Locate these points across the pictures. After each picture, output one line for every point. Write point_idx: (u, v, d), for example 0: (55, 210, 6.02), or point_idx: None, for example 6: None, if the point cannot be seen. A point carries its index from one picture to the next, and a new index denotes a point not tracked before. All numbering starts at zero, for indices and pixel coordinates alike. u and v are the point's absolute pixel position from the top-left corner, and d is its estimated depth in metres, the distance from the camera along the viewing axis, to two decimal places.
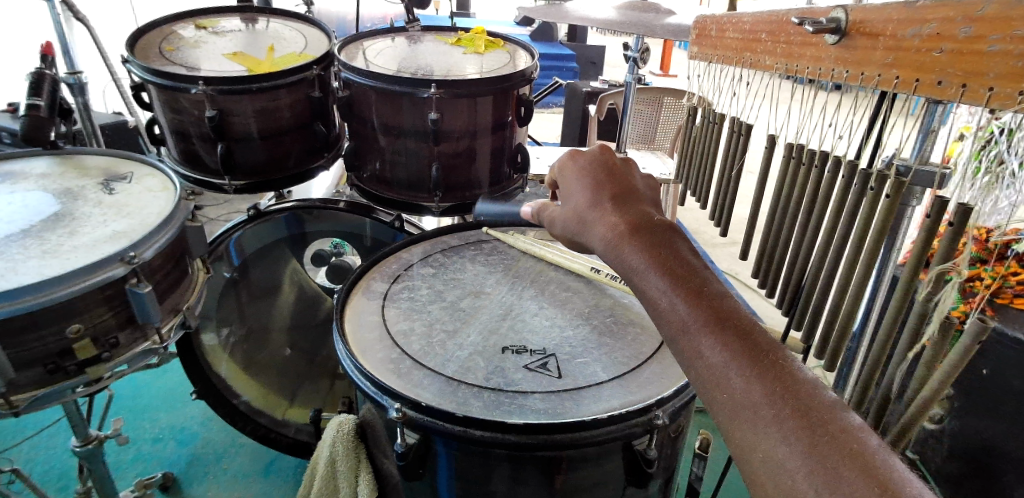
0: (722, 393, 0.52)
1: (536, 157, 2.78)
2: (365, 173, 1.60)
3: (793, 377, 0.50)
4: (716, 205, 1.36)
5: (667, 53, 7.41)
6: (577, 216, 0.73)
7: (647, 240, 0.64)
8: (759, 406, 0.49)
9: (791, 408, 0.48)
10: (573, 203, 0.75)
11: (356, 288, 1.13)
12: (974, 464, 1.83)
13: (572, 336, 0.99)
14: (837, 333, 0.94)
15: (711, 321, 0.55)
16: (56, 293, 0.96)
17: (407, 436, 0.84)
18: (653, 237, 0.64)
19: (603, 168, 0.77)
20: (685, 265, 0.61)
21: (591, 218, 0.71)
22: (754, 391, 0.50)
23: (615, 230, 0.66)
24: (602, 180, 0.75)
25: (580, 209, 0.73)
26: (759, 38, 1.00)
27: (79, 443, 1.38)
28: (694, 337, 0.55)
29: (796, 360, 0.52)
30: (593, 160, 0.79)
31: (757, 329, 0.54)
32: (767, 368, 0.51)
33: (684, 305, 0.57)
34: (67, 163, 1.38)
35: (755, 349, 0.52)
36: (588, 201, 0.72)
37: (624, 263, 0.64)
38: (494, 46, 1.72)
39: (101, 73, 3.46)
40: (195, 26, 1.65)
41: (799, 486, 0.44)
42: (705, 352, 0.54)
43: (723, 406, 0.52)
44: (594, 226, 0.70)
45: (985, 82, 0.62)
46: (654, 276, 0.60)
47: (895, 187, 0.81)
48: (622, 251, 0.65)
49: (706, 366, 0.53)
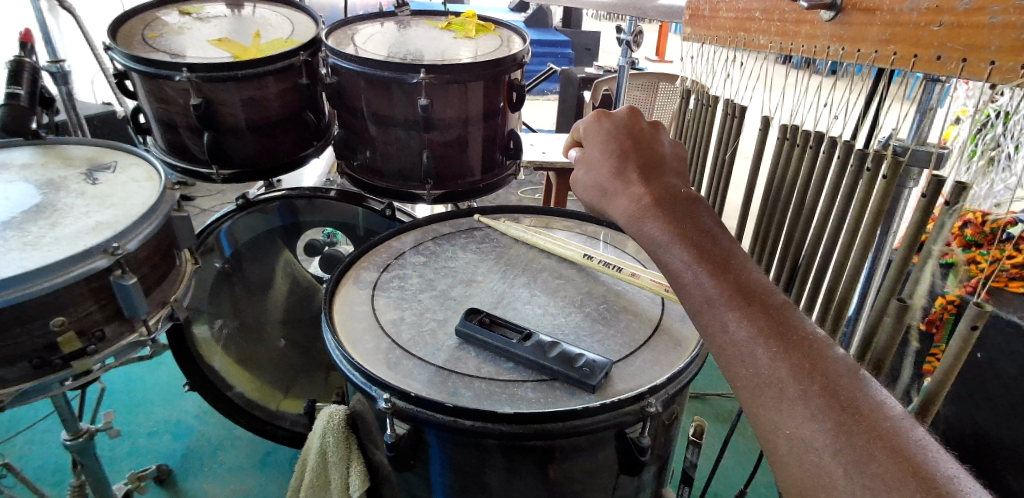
0: (745, 368, 0.51)
1: (530, 144, 2.76)
2: (355, 161, 1.57)
3: (820, 355, 0.49)
4: (709, 190, 1.35)
5: (663, 38, 7.37)
6: (598, 187, 0.73)
7: (670, 213, 0.64)
8: (784, 384, 0.48)
9: (818, 386, 0.47)
10: (594, 173, 0.75)
11: (346, 277, 1.11)
12: (969, 448, 1.84)
13: (565, 323, 0.98)
14: (833, 316, 0.95)
15: (737, 296, 0.54)
16: (39, 286, 0.94)
17: (397, 427, 0.83)
18: (675, 210, 0.64)
19: (628, 134, 0.76)
20: (710, 238, 0.60)
21: (611, 191, 0.71)
22: (780, 368, 0.49)
23: (636, 205, 0.67)
24: (627, 148, 0.74)
25: (602, 180, 0.73)
26: (754, 16, 0.98)
27: (70, 437, 1.37)
28: (718, 311, 0.54)
29: (821, 337, 0.51)
30: (617, 124, 0.78)
31: (783, 305, 0.53)
32: (793, 345, 0.50)
33: (709, 280, 0.56)
34: (49, 153, 1.35)
35: (781, 326, 0.51)
36: (611, 171, 0.72)
37: (646, 235, 0.64)
38: (486, 30, 1.69)
39: (89, 63, 3.41)
40: (178, 12, 1.61)
41: (825, 466, 0.44)
42: (729, 327, 0.53)
43: (743, 382, 0.51)
44: (616, 198, 0.70)
45: (985, 56, 0.60)
46: (678, 251, 0.60)
47: (893, 167, 0.81)
48: (642, 224, 0.65)
49: (730, 344, 0.52)
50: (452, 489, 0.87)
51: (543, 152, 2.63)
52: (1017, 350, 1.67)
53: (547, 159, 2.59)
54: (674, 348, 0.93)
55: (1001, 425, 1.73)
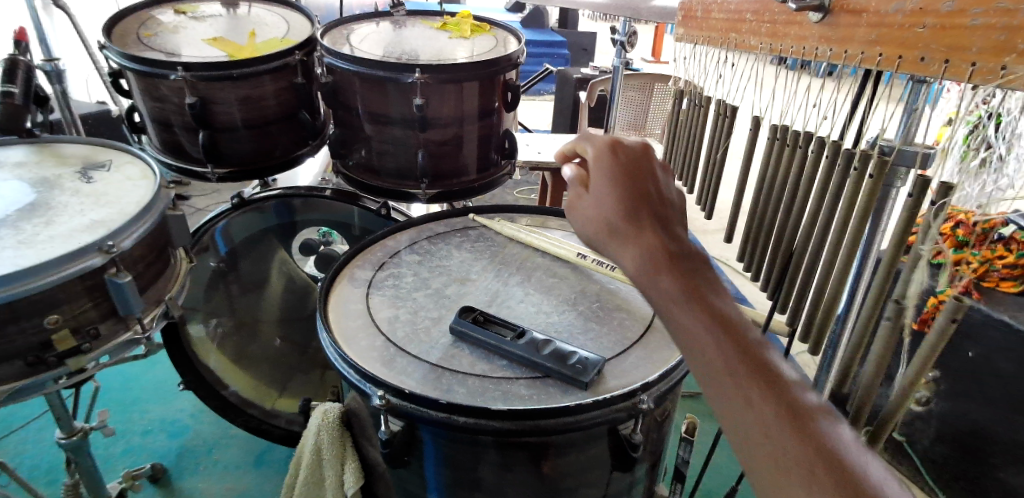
0: (769, 450, 0.47)
1: (526, 143, 2.78)
2: (351, 160, 1.58)
3: (842, 443, 0.47)
4: (702, 190, 1.36)
5: (658, 39, 7.40)
6: (608, 224, 0.64)
7: (685, 271, 0.59)
8: (815, 471, 0.45)
9: (848, 477, 0.44)
10: (605, 207, 0.66)
11: (340, 275, 1.11)
12: (960, 445, 1.86)
13: (558, 321, 0.98)
14: (822, 314, 0.96)
15: (759, 371, 0.51)
16: (32, 284, 0.94)
17: (391, 424, 0.84)
18: (689, 268, 0.60)
19: (640, 172, 0.69)
20: (724, 304, 0.57)
21: (626, 233, 0.63)
22: (809, 452, 0.46)
23: (652, 254, 0.60)
24: (641, 189, 0.67)
25: (613, 217, 0.64)
26: (745, 18, 0.99)
27: (64, 436, 1.36)
28: (741, 384, 0.50)
29: (838, 424, 0.49)
30: (629, 156, 0.71)
31: (801, 386, 0.51)
32: (818, 430, 0.47)
33: (730, 348, 0.52)
34: (43, 152, 1.35)
35: (804, 409, 0.49)
36: (625, 210, 0.64)
37: (659, 289, 0.58)
38: (481, 30, 1.70)
39: (84, 62, 3.41)
40: (174, 11, 1.61)
41: None
42: (754, 403, 0.49)
43: (766, 463, 0.47)
44: (630, 242, 0.62)
45: (967, 57, 0.61)
46: (695, 311, 0.55)
47: (879, 167, 0.83)
48: (658, 276, 0.59)
49: (753, 419, 0.49)
50: (446, 485, 0.88)
51: (539, 152, 2.65)
52: (1007, 347, 1.69)
53: (542, 159, 2.60)
54: (666, 345, 0.94)
55: (993, 424, 1.75)
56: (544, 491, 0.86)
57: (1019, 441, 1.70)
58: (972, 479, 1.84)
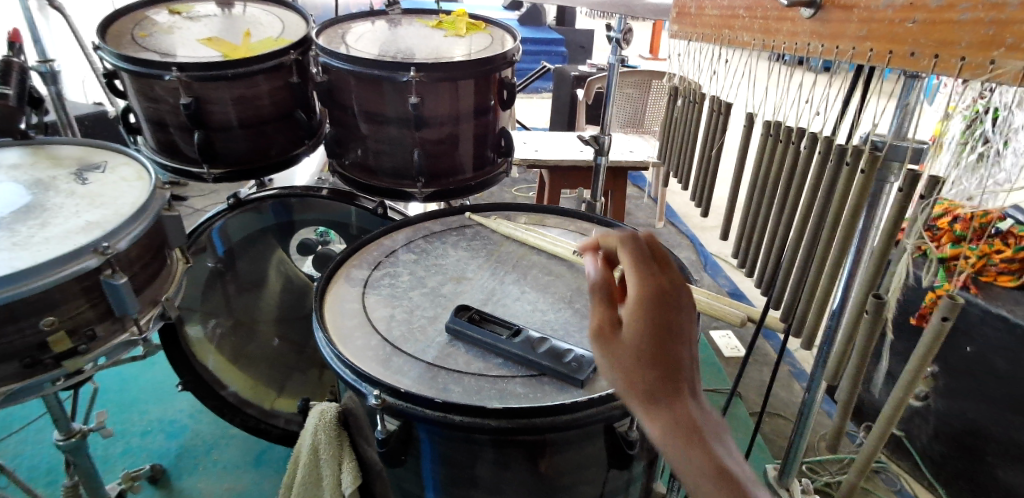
0: None
1: (523, 141, 2.78)
2: (347, 160, 1.58)
3: None
4: (697, 187, 1.37)
5: (656, 36, 7.39)
6: (631, 375, 0.49)
7: (716, 442, 0.45)
8: None
9: None
10: (630, 352, 0.50)
11: (337, 275, 1.11)
12: (958, 440, 1.87)
13: (554, 319, 0.98)
14: (815, 310, 0.97)
15: None
16: (28, 286, 0.94)
17: (388, 423, 0.84)
18: (722, 440, 0.46)
19: (678, 305, 0.53)
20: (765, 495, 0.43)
21: (661, 403, 0.47)
22: None
23: (684, 429, 0.46)
24: (679, 331, 0.51)
25: (639, 367, 0.49)
26: (738, 14, 0.99)
27: (62, 437, 1.36)
28: None
29: None
30: (667, 279, 0.55)
31: None
32: None
33: None
34: (38, 154, 1.35)
35: None
36: (655, 361, 0.49)
37: (684, 468, 0.44)
38: (477, 29, 1.70)
39: (80, 63, 3.40)
40: (168, 11, 1.60)
41: None
42: None
43: None
44: (658, 409, 0.47)
45: (956, 52, 0.62)
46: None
47: (871, 162, 0.83)
48: (686, 458, 0.44)
49: None
50: (442, 483, 0.88)
51: (536, 150, 2.65)
52: (1003, 345, 1.69)
53: (539, 157, 2.60)
54: None
55: (991, 418, 1.75)
56: (540, 489, 0.87)
57: (1015, 439, 1.71)
58: (970, 474, 1.85)
